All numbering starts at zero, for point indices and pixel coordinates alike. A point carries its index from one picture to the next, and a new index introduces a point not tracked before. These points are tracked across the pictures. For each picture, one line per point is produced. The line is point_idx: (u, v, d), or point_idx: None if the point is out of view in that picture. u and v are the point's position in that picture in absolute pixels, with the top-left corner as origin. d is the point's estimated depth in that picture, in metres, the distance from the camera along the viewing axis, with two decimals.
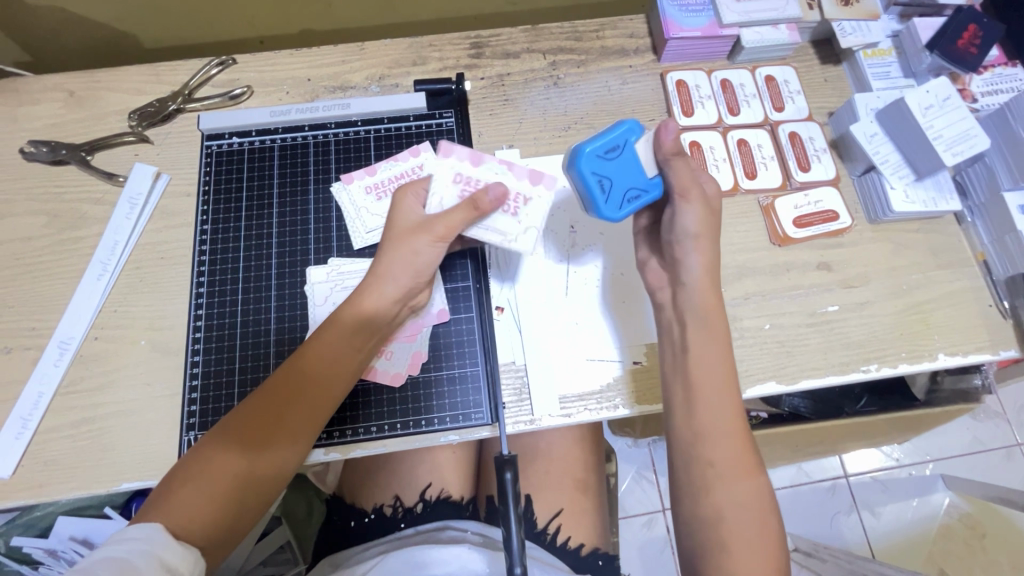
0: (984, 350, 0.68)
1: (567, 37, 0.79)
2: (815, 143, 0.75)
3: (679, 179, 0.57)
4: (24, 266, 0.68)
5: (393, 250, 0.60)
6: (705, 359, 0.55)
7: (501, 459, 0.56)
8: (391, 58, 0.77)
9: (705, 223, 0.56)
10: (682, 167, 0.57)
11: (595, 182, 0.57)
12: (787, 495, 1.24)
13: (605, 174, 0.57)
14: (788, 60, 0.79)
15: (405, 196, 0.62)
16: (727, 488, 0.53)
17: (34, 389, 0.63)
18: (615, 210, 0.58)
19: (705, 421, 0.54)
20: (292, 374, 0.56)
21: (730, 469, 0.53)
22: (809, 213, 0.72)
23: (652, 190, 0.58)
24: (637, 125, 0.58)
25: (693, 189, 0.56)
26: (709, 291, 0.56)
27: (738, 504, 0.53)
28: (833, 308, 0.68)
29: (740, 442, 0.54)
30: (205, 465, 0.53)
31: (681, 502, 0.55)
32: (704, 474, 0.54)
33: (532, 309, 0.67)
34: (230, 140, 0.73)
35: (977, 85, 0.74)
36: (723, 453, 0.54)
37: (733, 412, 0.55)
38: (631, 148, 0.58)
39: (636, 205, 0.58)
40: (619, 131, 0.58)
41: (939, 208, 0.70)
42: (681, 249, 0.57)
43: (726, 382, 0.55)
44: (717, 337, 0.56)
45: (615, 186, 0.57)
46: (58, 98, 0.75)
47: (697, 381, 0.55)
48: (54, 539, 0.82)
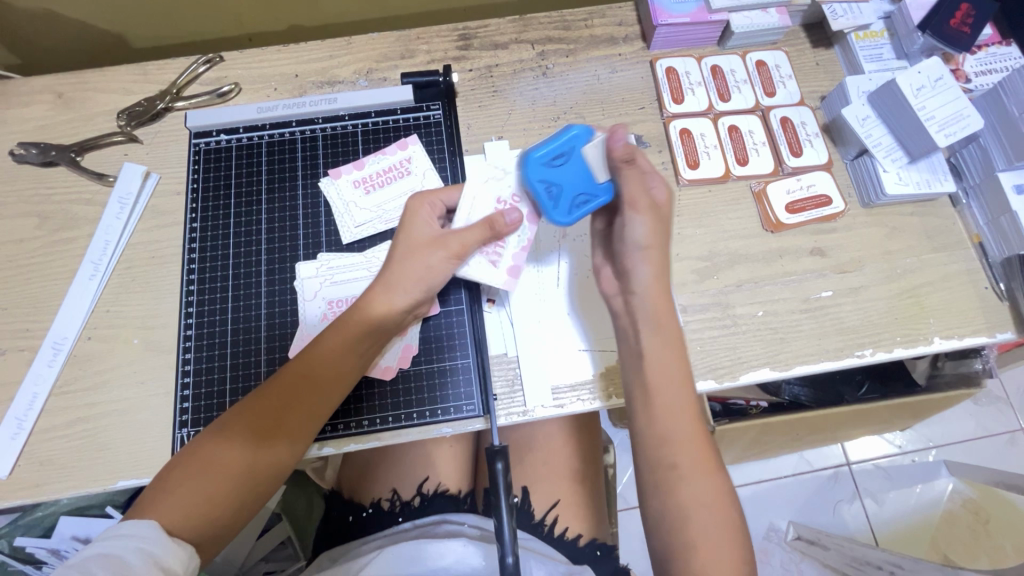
0: (980, 333, 0.67)
1: (555, 27, 0.78)
2: (807, 128, 0.74)
3: (628, 190, 0.56)
4: (17, 268, 0.68)
5: (406, 259, 0.59)
6: (660, 361, 0.55)
7: (491, 450, 0.57)
8: (379, 52, 0.77)
9: (655, 234, 0.57)
10: (633, 177, 0.56)
11: (544, 190, 0.58)
12: (788, 483, 1.24)
13: (554, 180, 0.58)
14: (779, 44, 0.78)
15: (421, 208, 0.61)
16: (691, 489, 0.53)
17: (29, 390, 0.63)
18: (563, 215, 0.58)
19: (663, 421, 0.55)
20: (293, 376, 0.56)
21: (690, 467, 0.54)
22: (801, 198, 0.71)
23: (601, 197, 0.58)
24: (585, 131, 0.58)
25: (642, 201, 0.56)
26: (660, 297, 0.56)
27: (703, 504, 0.53)
28: (828, 294, 0.68)
29: (700, 443, 0.55)
30: (203, 464, 0.53)
31: (648, 504, 0.55)
32: (667, 476, 0.54)
33: (523, 301, 0.66)
34: (218, 138, 0.73)
35: (971, 66, 0.73)
36: (684, 455, 0.54)
37: (689, 412, 0.55)
38: (577, 154, 0.58)
39: (586, 209, 0.58)
40: (566, 136, 0.58)
41: (933, 190, 0.69)
42: (632, 258, 0.57)
43: (681, 383, 0.56)
44: (669, 339, 0.56)
45: (563, 192, 0.58)
46: (47, 99, 0.75)
47: (654, 382, 0.55)
48: (57, 539, 0.83)
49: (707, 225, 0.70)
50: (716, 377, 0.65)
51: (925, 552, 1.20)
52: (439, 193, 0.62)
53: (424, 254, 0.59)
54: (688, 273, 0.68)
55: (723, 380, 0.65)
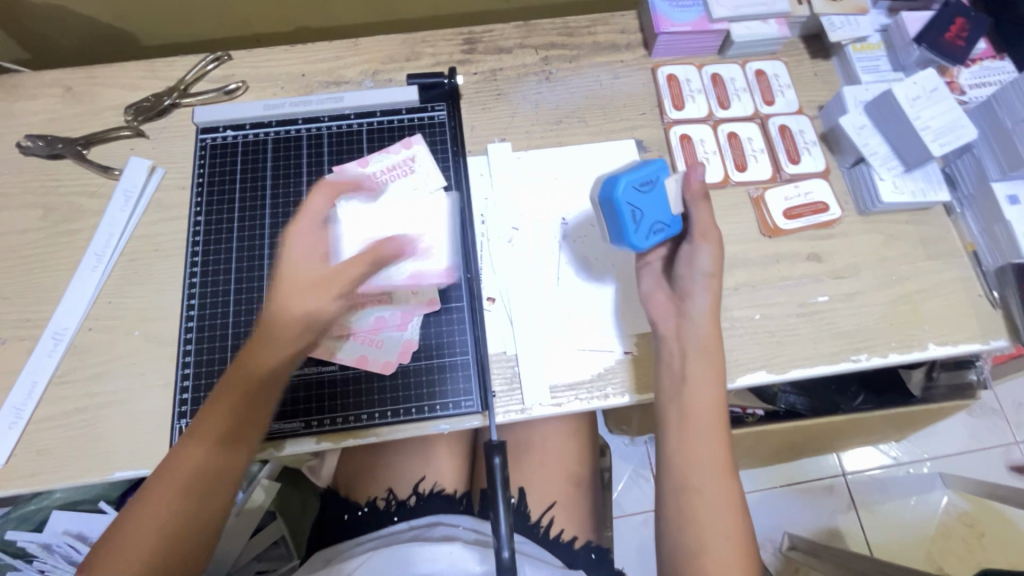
0: (974, 340, 0.68)
1: (559, 33, 0.80)
2: (805, 136, 0.75)
3: (700, 221, 0.61)
4: (19, 258, 0.69)
5: (286, 289, 0.55)
6: (700, 388, 0.58)
7: (490, 444, 0.56)
8: (385, 53, 0.78)
9: (716, 264, 0.60)
10: (703, 210, 0.61)
11: (628, 212, 0.57)
12: (782, 492, 1.24)
13: (638, 205, 0.58)
14: (778, 54, 0.80)
15: (318, 203, 0.58)
16: (710, 512, 0.55)
17: (28, 379, 0.63)
18: (642, 239, 0.58)
19: (694, 447, 0.57)
20: (244, 382, 0.56)
21: (714, 492, 0.56)
22: (799, 204, 0.72)
23: (671, 227, 0.60)
24: (667, 164, 0.59)
25: (711, 231, 0.60)
26: (711, 327, 0.59)
27: (719, 529, 0.55)
28: (824, 299, 0.69)
29: (724, 469, 0.57)
30: (173, 466, 0.56)
31: (667, 522, 0.57)
32: (690, 497, 0.56)
33: (522, 298, 0.67)
34: (224, 133, 0.74)
35: (965, 78, 0.74)
36: (710, 482, 0.56)
37: (719, 438, 0.58)
38: (661, 185, 0.59)
39: (659, 238, 0.59)
40: (652, 166, 0.58)
41: (928, 199, 0.70)
42: (691, 286, 0.60)
43: (716, 411, 0.58)
44: (715, 368, 0.58)
45: (646, 218, 0.58)
46: (55, 93, 0.76)
47: (692, 407, 0.58)
48: (48, 533, 0.82)
49: None
50: None
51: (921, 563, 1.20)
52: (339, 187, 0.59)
53: (351, 270, 0.56)
54: None
55: (720, 382, 0.65)
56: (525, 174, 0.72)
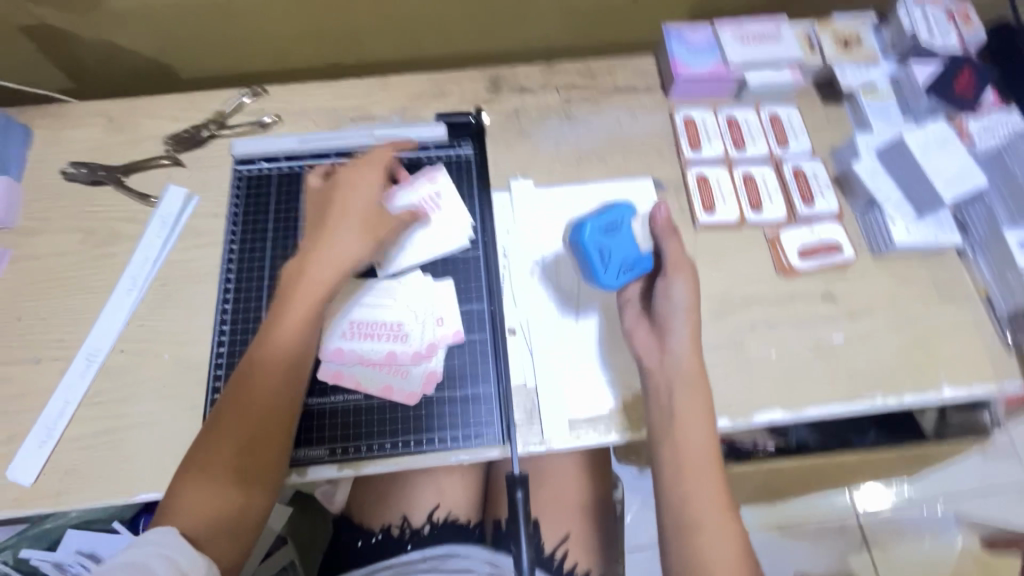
0: (989, 383, 0.69)
1: (580, 75, 0.83)
2: (818, 178, 0.78)
3: (670, 256, 0.62)
4: (57, 280, 0.71)
5: (337, 217, 0.66)
6: (690, 418, 0.58)
7: (512, 478, 0.57)
8: (414, 91, 0.82)
9: (693, 297, 0.61)
10: (674, 246, 0.62)
11: (597, 253, 0.63)
12: (793, 529, 1.22)
13: (606, 245, 0.62)
14: (791, 99, 0.83)
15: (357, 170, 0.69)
16: (711, 543, 0.54)
17: (60, 399, 0.65)
18: (610, 279, 0.62)
19: (690, 477, 0.57)
20: (250, 384, 0.59)
21: (713, 522, 0.55)
22: (813, 245, 0.74)
23: (642, 264, 0.62)
24: (632, 206, 0.63)
25: (683, 265, 0.61)
26: (694, 358, 0.60)
27: (723, 560, 0.54)
28: (838, 338, 0.70)
29: (719, 497, 0.56)
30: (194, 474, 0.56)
31: (669, 557, 0.56)
32: (691, 530, 0.55)
33: (543, 330, 0.69)
34: (261, 166, 0.78)
35: (975, 127, 0.76)
36: (706, 511, 0.55)
37: (711, 462, 0.57)
38: (627, 227, 0.63)
39: (628, 275, 0.62)
40: (616, 209, 0.63)
41: (940, 243, 0.72)
42: (673, 319, 0.60)
43: (708, 440, 0.58)
44: (700, 396, 0.59)
45: (614, 258, 0.62)
46: (99, 123, 0.79)
47: (685, 439, 0.57)
48: (62, 552, 0.83)
49: (722, 267, 0.73)
50: (729, 415, 0.66)
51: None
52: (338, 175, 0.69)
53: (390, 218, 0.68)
54: (704, 313, 0.71)
55: (736, 419, 0.66)
56: (547, 210, 0.74)
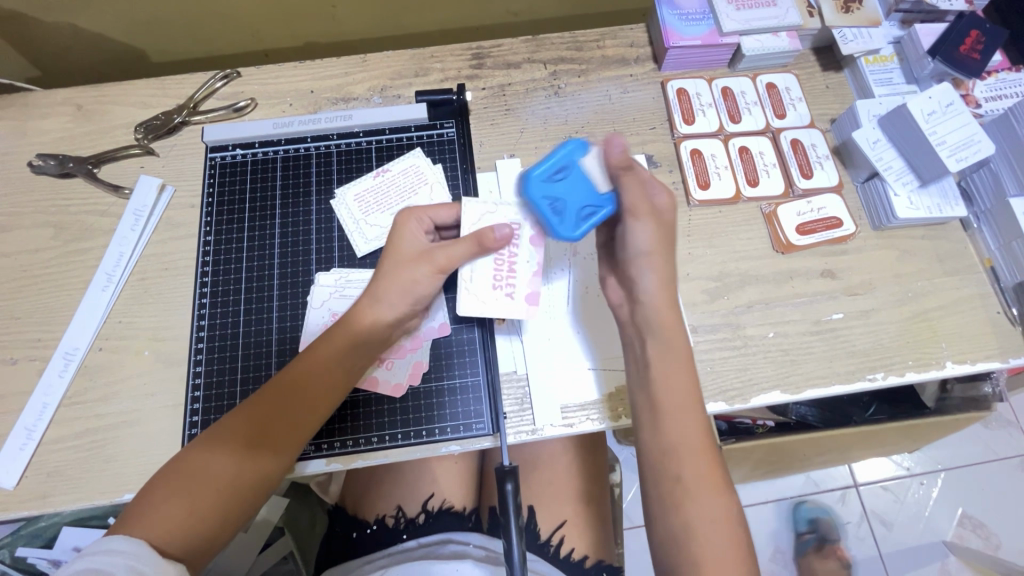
0: (993, 358, 0.67)
1: (567, 47, 0.79)
2: (818, 150, 0.75)
3: (629, 197, 0.54)
4: (31, 277, 0.69)
5: (391, 275, 0.58)
6: (667, 378, 0.53)
7: (501, 470, 0.55)
8: (394, 69, 0.78)
9: (660, 239, 0.55)
10: (633, 184, 0.54)
11: (547, 206, 0.57)
12: (793, 503, 1.22)
13: (556, 196, 0.57)
14: (789, 67, 0.79)
15: (408, 222, 0.60)
16: (698, 503, 0.50)
17: (39, 400, 0.63)
18: (570, 230, 0.57)
19: (671, 438, 0.52)
20: (280, 398, 0.55)
21: (699, 483, 0.51)
22: (812, 220, 0.71)
23: (605, 207, 0.56)
24: (583, 142, 0.57)
25: (644, 206, 0.55)
26: (668, 309, 0.55)
27: (711, 519, 0.50)
28: (838, 316, 0.68)
29: (706, 457, 0.52)
30: (189, 474, 0.51)
31: (654, 519, 0.53)
32: (673, 492, 0.51)
33: (532, 316, 0.67)
34: (233, 152, 0.74)
35: (981, 91, 0.74)
36: (691, 470, 0.51)
37: (698, 421, 0.53)
38: (577, 166, 0.57)
39: (592, 221, 0.57)
40: (563, 151, 0.57)
41: (944, 214, 0.69)
42: (636, 266, 0.56)
43: (690, 400, 0.53)
44: (677, 355, 0.54)
45: (567, 207, 0.57)
46: (66, 112, 0.76)
47: (661, 399, 0.53)
48: (58, 550, 0.82)
49: (718, 245, 0.71)
50: (726, 400, 0.64)
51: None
52: (424, 208, 0.62)
53: (458, 249, 0.57)
54: (700, 293, 0.68)
55: (734, 403, 0.64)
56: None
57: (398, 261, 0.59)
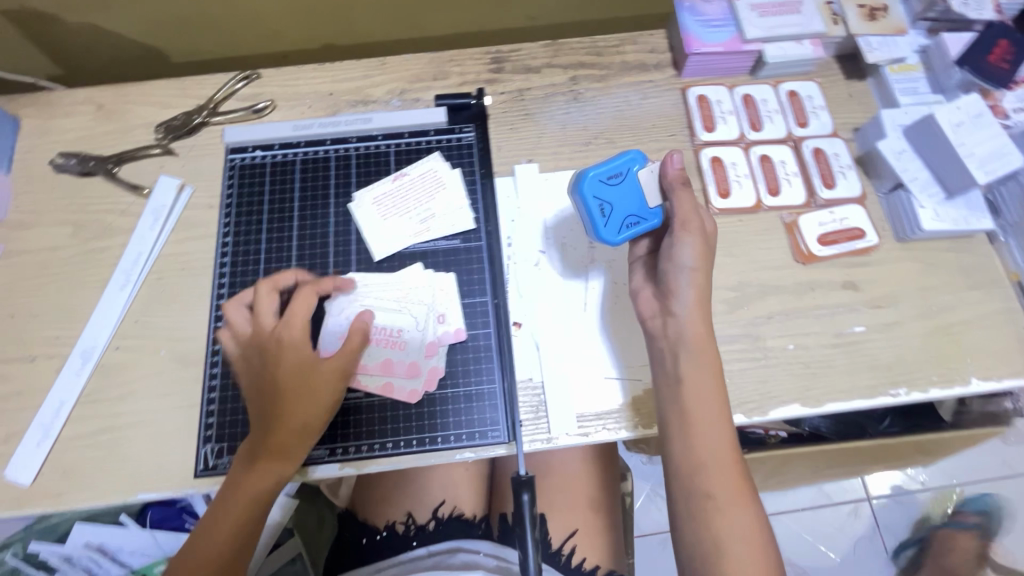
0: (1019, 375, 0.65)
1: (587, 52, 0.79)
2: (840, 160, 0.74)
3: (680, 210, 0.56)
4: (50, 275, 0.69)
5: None
6: (700, 391, 0.53)
7: (518, 480, 0.55)
8: (412, 73, 0.78)
9: (703, 255, 0.55)
10: (684, 199, 0.56)
11: (596, 207, 0.58)
12: (804, 516, 1.21)
13: (608, 200, 0.58)
14: (812, 75, 0.78)
15: None
16: (728, 518, 0.50)
17: (56, 398, 0.63)
18: (611, 236, 0.58)
19: (701, 450, 0.52)
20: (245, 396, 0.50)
21: (727, 496, 0.51)
22: (834, 230, 0.70)
23: (651, 220, 0.58)
24: (641, 155, 0.59)
25: (693, 222, 0.56)
26: (702, 325, 0.55)
27: (738, 535, 0.49)
28: (860, 329, 0.67)
29: (734, 471, 0.52)
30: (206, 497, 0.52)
31: (682, 529, 0.52)
32: (702, 504, 0.51)
33: (550, 323, 0.66)
34: (252, 153, 0.74)
35: (1010, 102, 0.72)
36: (719, 482, 0.51)
37: (724, 432, 0.53)
38: (634, 175, 0.58)
39: (634, 232, 0.58)
40: (625, 157, 0.58)
41: (971, 227, 0.68)
42: (678, 280, 0.55)
43: (719, 414, 0.53)
44: (708, 367, 0.54)
45: (616, 212, 0.58)
46: (88, 111, 0.76)
47: (691, 411, 0.53)
48: (70, 546, 0.83)
49: (737, 255, 0.70)
50: (745, 412, 0.63)
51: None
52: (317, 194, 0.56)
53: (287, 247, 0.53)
54: (718, 303, 0.67)
55: (752, 415, 0.63)
56: (553, 198, 0.71)
57: None
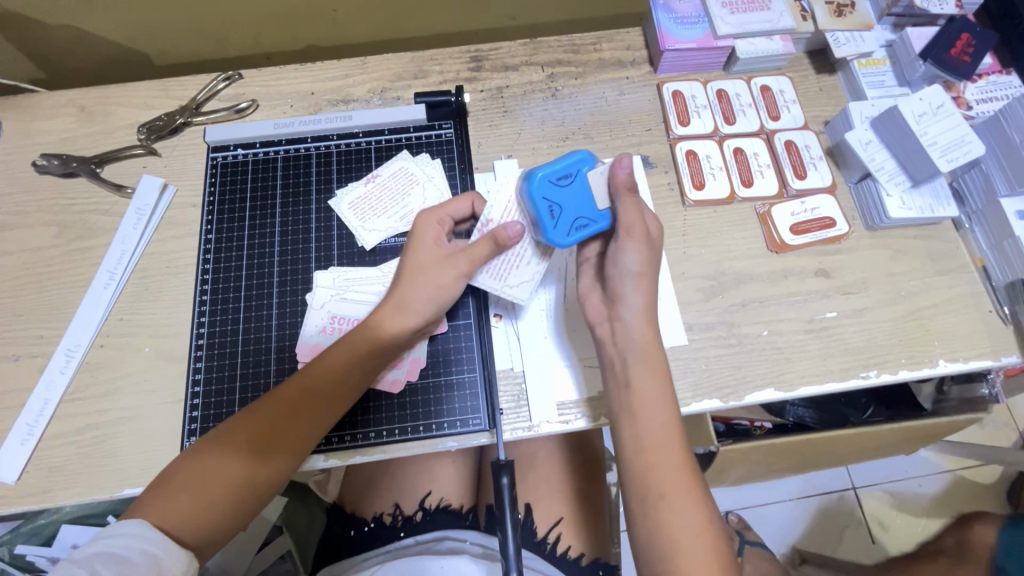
0: (986, 356, 0.67)
1: (564, 50, 0.81)
2: (811, 151, 0.76)
3: (625, 217, 0.56)
4: (33, 276, 0.70)
5: (413, 281, 0.59)
6: (646, 391, 0.54)
7: (497, 463, 0.56)
8: (393, 72, 0.79)
9: (647, 261, 0.56)
10: (631, 205, 0.56)
11: (545, 207, 0.58)
12: (790, 506, 1.22)
13: (556, 200, 0.58)
14: (783, 70, 0.80)
15: (428, 223, 0.62)
16: (677, 512, 0.51)
17: (40, 396, 0.64)
18: (563, 235, 0.58)
19: (647, 446, 0.53)
20: (290, 393, 0.56)
21: (677, 491, 0.51)
22: (806, 220, 0.72)
23: (598, 223, 0.58)
24: (591, 155, 0.58)
25: (637, 227, 0.56)
26: (648, 328, 0.56)
27: (688, 528, 0.50)
28: (832, 315, 0.68)
29: (681, 466, 0.52)
30: (201, 473, 0.52)
31: (636, 525, 0.53)
32: (654, 502, 0.51)
33: (529, 314, 0.67)
34: (234, 152, 0.75)
35: (972, 93, 0.75)
36: (668, 478, 0.52)
37: (671, 430, 0.54)
38: (583, 176, 0.58)
39: (584, 233, 0.58)
40: (570, 159, 0.58)
41: (936, 215, 0.70)
42: (622, 284, 0.56)
43: (667, 407, 0.54)
44: (654, 365, 0.55)
45: (565, 212, 0.58)
46: (70, 113, 0.77)
47: (636, 409, 0.54)
48: (58, 548, 0.82)
49: (713, 245, 0.71)
50: (721, 397, 0.65)
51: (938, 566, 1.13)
52: (445, 207, 0.63)
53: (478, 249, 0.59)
54: (694, 292, 0.69)
55: (728, 400, 0.65)
56: None
57: (435, 227, 0.62)
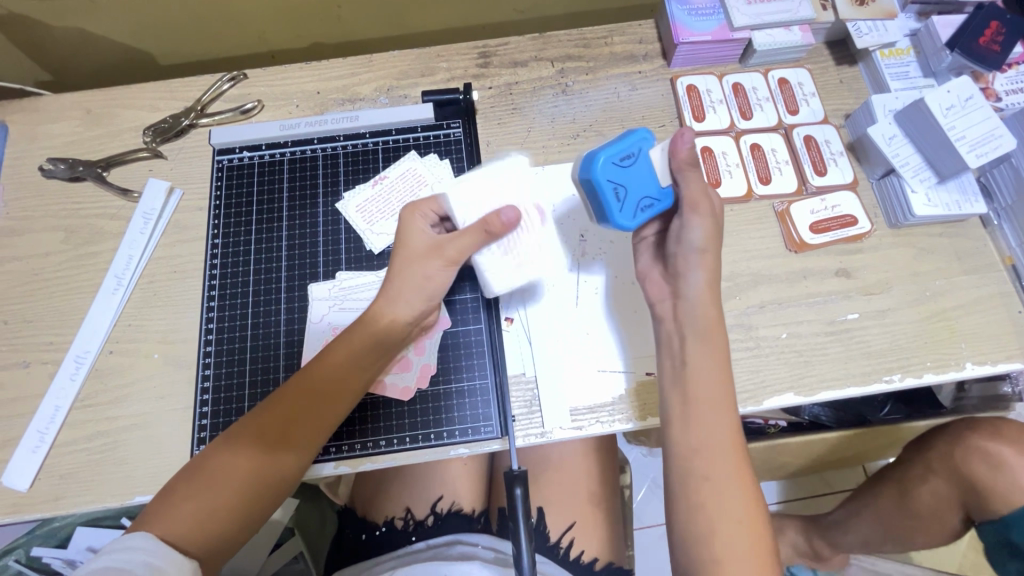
0: (1015, 358, 0.65)
1: (575, 44, 0.78)
2: (832, 146, 0.73)
3: (689, 190, 0.54)
4: (42, 282, 0.69)
5: (403, 274, 0.58)
6: (703, 378, 0.52)
7: (511, 475, 0.55)
8: (400, 69, 0.77)
9: (712, 237, 0.54)
10: (694, 178, 0.55)
11: (611, 190, 0.54)
12: (806, 504, 1.21)
13: (622, 181, 0.55)
14: (802, 62, 0.77)
15: (413, 218, 0.60)
16: (722, 504, 0.49)
17: (51, 403, 0.64)
18: (629, 219, 0.55)
19: (699, 434, 0.51)
20: (292, 392, 0.55)
21: (726, 480, 0.50)
22: (826, 218, 0.70)
23: (663, 202, 0.56)
24: (650, 132, 0.55)
25: (702, 201, 0.54)
26: (710, 306, 0.54)
27: (733, 518, 0.49)
28: (853, 316, 0.66)
29: (737, 460, 0.51)
30: (210, 477, 0.52)
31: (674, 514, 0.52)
32: (698, 490, 0.50)
33: (541, 319, 0.66)
34: (240, 154, 0.74)
35: (1001, 84, 0.72)
36: (718, 468, 0.50)
37: (732, 431, 0.52)
38: (645, 156, 0.55)
39: (648, 215, 0.56)
40: (634, 137, 0.55)
41: (964, 211, 0.68)
42: (686, 262, 0.55)
43: (726, 404, 0.52)
44: (714, 353, 0.53)
45: (630, 196, 0.55)
46: (76, 116, 0.76)
47: (695, 398, 0.52)
48: (73, 549, 0.83)
49: (729, 244, 0.69)
50: (740, 403, 0.63)
51: (956, 566, 1.11)
52: (429, 201, 0.61)
53: (464, 241, 0.57)
54: None
55: (746, 405, 0.63)
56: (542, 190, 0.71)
57: (421, 220, 0.60)
